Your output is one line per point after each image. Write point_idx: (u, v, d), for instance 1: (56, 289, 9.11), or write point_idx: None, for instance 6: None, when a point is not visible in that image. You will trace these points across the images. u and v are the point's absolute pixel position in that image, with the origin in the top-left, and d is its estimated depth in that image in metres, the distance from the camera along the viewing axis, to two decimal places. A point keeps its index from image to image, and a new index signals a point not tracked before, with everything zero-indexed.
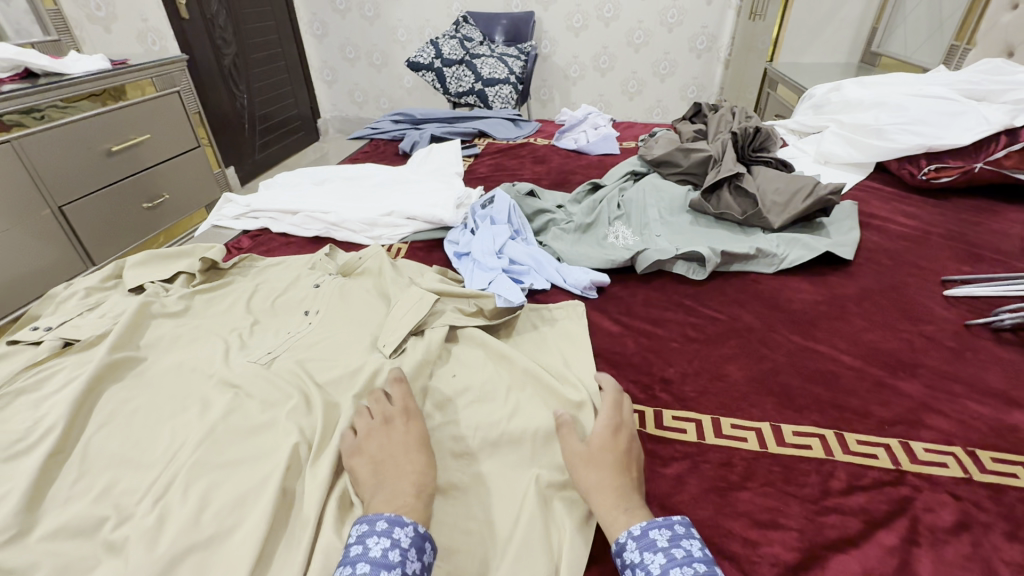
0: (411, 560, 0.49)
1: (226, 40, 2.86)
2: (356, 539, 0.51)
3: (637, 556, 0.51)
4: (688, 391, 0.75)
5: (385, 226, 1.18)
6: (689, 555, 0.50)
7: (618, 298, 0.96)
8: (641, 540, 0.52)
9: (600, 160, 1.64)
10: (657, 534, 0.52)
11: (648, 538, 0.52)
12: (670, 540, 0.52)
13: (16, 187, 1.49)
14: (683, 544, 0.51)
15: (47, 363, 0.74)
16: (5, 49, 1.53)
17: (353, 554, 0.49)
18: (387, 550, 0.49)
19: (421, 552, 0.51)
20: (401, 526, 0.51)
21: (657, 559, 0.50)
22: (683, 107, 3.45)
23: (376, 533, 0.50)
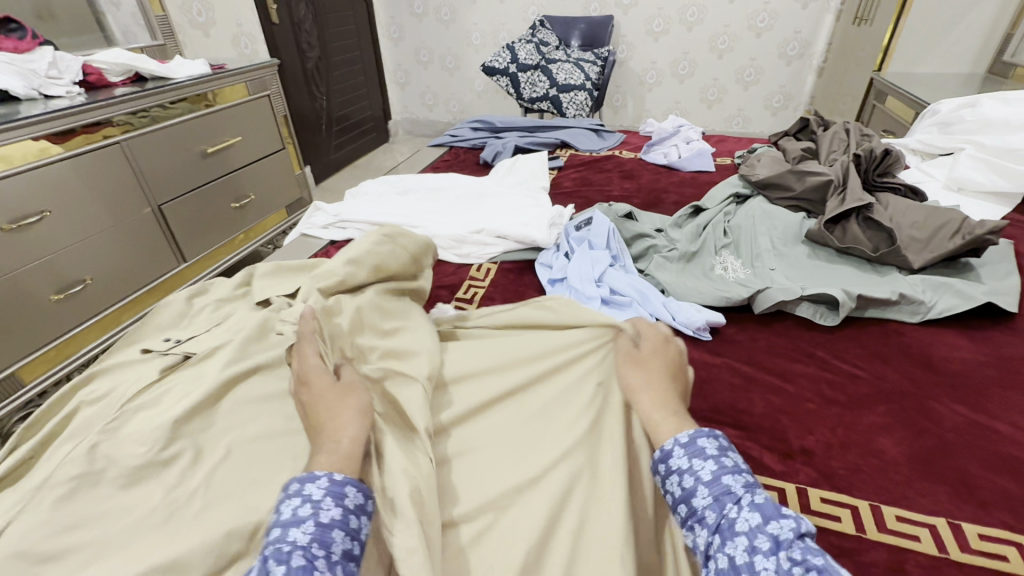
0: (325, 507, 0.46)
1: (310, 44, 2.96)
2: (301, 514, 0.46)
3: (685, 462, 0.51)
4: (836, 468, 0.64)
5: (474, 244, 1.13)
6: (737, 465, 0.50)
7: (736, 342, 0.86)
8: (689, 448, 0.51)
9: (694, 178, 1.53)
10: (707, 443, 0.51)
11: (697, 446, 0.52)
12: (719, 450, 0.51)
13: (121, 185, 1.57)
14: (731, 455, 0.51)
15: (168, 378, 0.69)
16: (121, 55, 1.62)
17: (268, 523, 0.46)
18: (297, 509, 0.46)
19: (340, 498, 0.47)
20: (316, 486, 0.48)
21: (708, 465, 0.49)
22: (766, 117, 3.23)
23: (323, 478, 0.48)
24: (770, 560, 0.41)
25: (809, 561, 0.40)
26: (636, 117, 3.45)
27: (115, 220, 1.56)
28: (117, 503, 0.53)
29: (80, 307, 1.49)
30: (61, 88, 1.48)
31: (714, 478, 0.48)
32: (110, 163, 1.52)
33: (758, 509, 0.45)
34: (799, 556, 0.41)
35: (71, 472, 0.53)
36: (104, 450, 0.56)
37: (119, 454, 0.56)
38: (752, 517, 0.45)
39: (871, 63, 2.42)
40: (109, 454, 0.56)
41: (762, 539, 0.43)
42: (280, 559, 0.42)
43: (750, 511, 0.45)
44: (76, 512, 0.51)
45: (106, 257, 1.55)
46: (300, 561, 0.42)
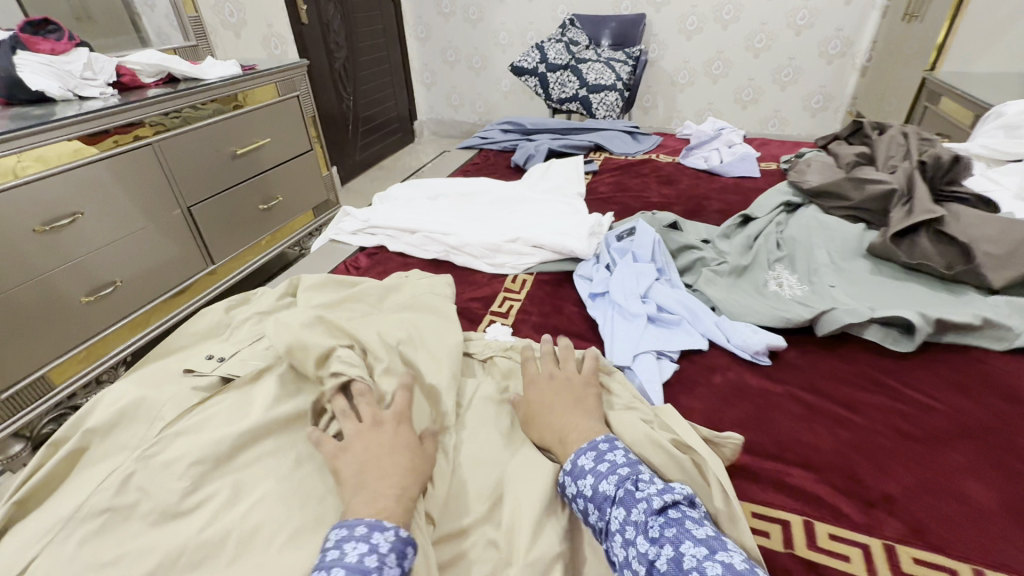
0: (388, 567, 0.47)
1: (338, 45, 2.95)
2: (333, 543, 0.48)
3: (574, 485, 0.56)
4: (924, 519, 0.57)
5: (508, 253, 1.08)
6: (613, 465, 0.56)
7: (798, 367, 0.79)
8: (573, 472, 0.57)
9: (737, 183, 1.45)
10: (584, 460, 0.57)
11: (578, 466, 0.57)
12: (594, 459, 0.57)
13: (152, 187, 1.56)
14: (607, 458, 0.56)
15: (206, 402, 0.65)
16: (154, 56, 1.61)
17: (329, 559, 0.47)
18: (364, 557, 0.46)
19: (401, 558, 0.48)
20: (380, 532, 0.49)
21: (587, 480, 0.55)
22: (805, 118, 3.10)
23: (391, 531, 0.49)
24: (636, 548, 0.49)
25: (662, 537, 0.48)
26: (666, 118, 3.36)
27: (145, 222, 1.56)
28: (146, 542, 0.51)
29: (110, 309, 1.49)
30: (96, 89, 1.48)
31: (592, 492, 0.54)
32: (141, 165, 1.52)
33: (624, 503, 0.52)
34: (654, 535, 0.49)
35: (106, 503, 0.52)
36: (140, 480, 0.55)
37: (155, 487, 0.55)
38: (620, 514, 0.52)
39: (923, 62, 2.29)
40: (142, 485, 0.54)
41: (630, 531, 0.50)
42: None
43: (619, 508, 0.52)
44: (106, 551, 0.50)
45: (137, 259, 1.55)
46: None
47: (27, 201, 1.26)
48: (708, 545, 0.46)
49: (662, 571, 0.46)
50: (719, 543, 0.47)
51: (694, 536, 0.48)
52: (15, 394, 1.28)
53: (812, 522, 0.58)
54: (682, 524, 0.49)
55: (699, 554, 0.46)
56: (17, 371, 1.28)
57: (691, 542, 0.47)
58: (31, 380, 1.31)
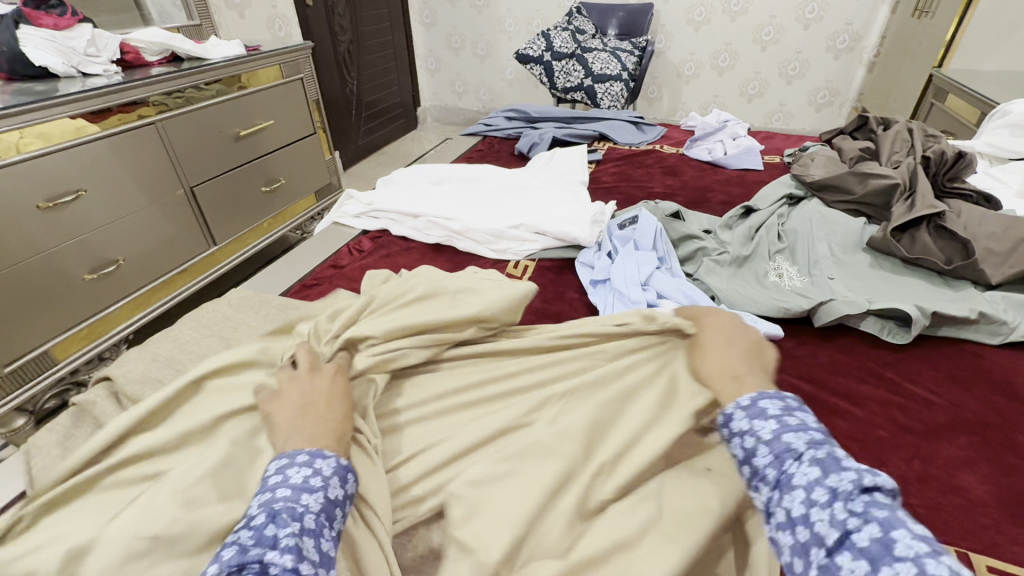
0: (333, 486, 0.47)
1: (343, 28, 2.93)
2: (274, 471, 0.47)
3: (746, 424, 0.48)
4: (915, 506, 0.58)
5: (511, 239, 1.08)
6: (804, 424, 0.46)
7: (795, 358, 0.80)
8: (751, 410, 0.49)
9: (741, 176, 1.45)
10: (770, 404, 0.48)
11: (758, 408, 0.49)
12: (781, 410, 0.47)
13: (155, 166, 1.56)
14: (797, 415, 0.47)
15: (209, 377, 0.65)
16: (158, 34, 1.59)
17: (271, 483, 0.45)
18: (308, 477, 0.46)
19: (344, 481, 0.48)
20: (322, 458, 0.48)
21: (769, 424, 0.46)
22: (810, 113, 3.08)
23: (332, 458, 0.49)
24: (828, 511, 0.38)
25: (868, 512, 0.37)
26: (671, 109, 3.33)
27: (148, 201, 1.56)
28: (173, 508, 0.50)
29: (112, 287, 1.50)
30: (99, 66, 1.46)
31: (771, 437, 0.45)
32: (144, 144, 1.51)
33: (814, 465, 0.42)
34: (857, 508, 0.37)
35: None
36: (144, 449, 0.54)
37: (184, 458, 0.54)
38: (809, 471, 0.41)
39: (932, 58, 2.27)
40: None
41: (819, 491, 0.40)
42: (293, 516, 0.42)
43: (808, 465, 0.42)
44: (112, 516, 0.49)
45: (138, 238, 1.55)
46: (312, 524, 0.42)
47: (29, 178, 1.26)
48: (933, 544, 0.34)
49: (861, 546, 0.35)
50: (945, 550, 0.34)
51: (912, 525, 0.35)
52: (16, 369, 1.29)
53: None
54: (894, 510, 0.37)
55: (916, 546, 0.34)
56: (18, 348, 1.29)
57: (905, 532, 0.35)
58: (33, 356, 1.32)
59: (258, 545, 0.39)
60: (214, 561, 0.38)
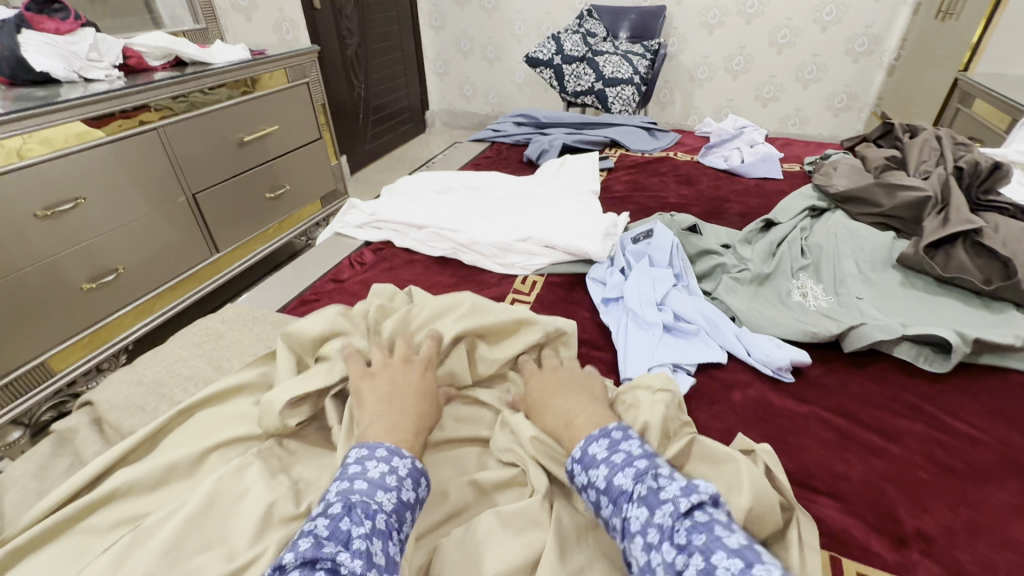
0: (406, 489, 0.46)
1: (351, 31, 2.90)
2: (353, 459, 0.48)
3: (585, 477, 0.50)
4: (965, 562, 0.53)
5: (519, 253, 1.03)
6: (628, 457, 0.49)
7: (824, 387, 0.74)
8: (583, 461, 0.50)
9: (758, 185, 1.39)
10: (595, 448, 0.51)
11: (589, 455, 0.51)
12: (608, 449, 0.50)
13: (157, 172, 1.53)
14: (621, 449, 0.50)
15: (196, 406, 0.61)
16: (162, 38, 1.56)
17: (350, 471, 0.46)
18: (385, 475, 0.46)
19: (417, 483, 0.48)
20: (400, 457, 0.48)
21: (601, 471, 0.48)
22: (827, 118, 3.00)
23: (409, 459, 0.49)
24: (661, 554, 0.41)
25: (690, 544, 0.41)
26: (683, 114, 3.27)
27: (149, 208, 1.53)
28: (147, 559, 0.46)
29: (112, 296, 1.47)
30: (101, 71, 1.43)
31: (606, 485, 0.47)
32: (147, 150, 1.49)
33: (645, 502, 0.45)
34: (682, 541, 0.41)
35: None
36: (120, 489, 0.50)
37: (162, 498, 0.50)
38: (641, 513, 0.44)
39: (957, 62, 2.19)
40: None
41: (652, 534, 0.43)
42: (366, 514, 0.42)
43: (639, 507, 0.45)
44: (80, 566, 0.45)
45: (138, 246, 1.52)
46: (383, 525, 0.42)
47: (28, 185, 1.23)
48: (744, 557, 0.39)
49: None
50: (756, 554, 0.40)
51: (726, 545, 0.40)
52: (13, 380, 1.26)
53: (840, 558, 0.53)
54: (712, 529, 0.42)
55: (734, 567, 0.38)
56: (15, 359, 1.26)
57: (724, 552, 0.40)
58: (31, 367, 1.30)
59: (331, 541, 0.40)
60: (290, 550, 0.39)
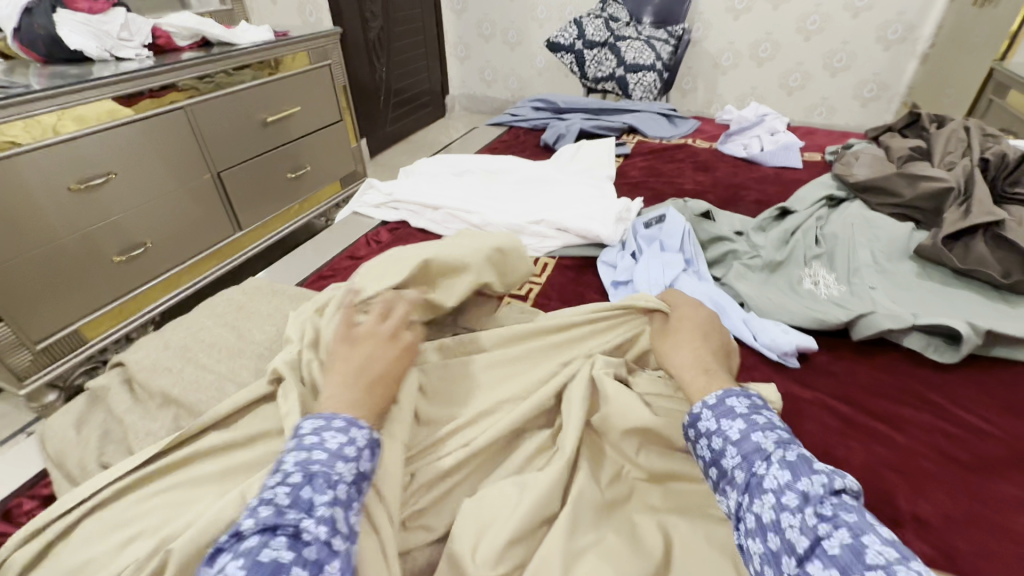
0: (365, 459, 0.46)
1: (373, 14, 2.91)
2: (309, 430, 0.46)
3: (713, 424, 0.49)
4: (959, 546, 0.53)
5: (531, 235, 1.05)
6: (770, 422, 0.47)
7: (830, 374, 0.75)
8: (717, 408, 0.50)
9: (777, 174, 1.38)
10: (736, 401, 0.50)
11: (725, 407, 0.50)
12: (749, 407, 0.49)
13: (184, 150, 1.58)
14: (764, 414, 0.48)
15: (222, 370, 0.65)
16: (189, 19, 1.60)
17: (307, 442, 0.45)
18: (343, 445, 0.45)
19: (377, 452, 0.48)
20: (358, 427, 0.48)
21: (737, 424, 0.48)
22: (855, 109, 2.92)
23: (367, 429, 0.48)
24: (798, 517, 0.40)
25: (838, 518, 0.38)
26: (705, 102, 3.22)
27: (176, 185, 1.57)
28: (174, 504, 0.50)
29: (141, 268, 1.53)
30: (131, 50, 1.48)
31: (741, 437, 0.46)
32: (174, 128, 1.53)
33: (788, 466, 0.43)
34: (827, 513, 0.39)
35: None
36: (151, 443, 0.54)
37: None
38: (782, 474, 0.43)
39: (992, 51, 2.11)
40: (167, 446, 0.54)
41: (790, 497, 0.41)
42: (328, 483, 0.42)
43: (780, 469, 0.43)
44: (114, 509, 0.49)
45: (166, 221, 1.57)
46: (343, 495, 0.43)
47: (59, 160, 1.27)
48: (901, 550, 0.35)
49: (832, 555, 0.36)
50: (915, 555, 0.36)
51: (881, 532, 0.37)
52: (50, 345, 1.33)
53: None
54: (863, 515, 0.39)
55: (889, 555, 0.35)
56: (51, 325, 1.33)
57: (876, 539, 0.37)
58: (66, 333, 1.36)
59: (293, 509, 0.40)
60: (248, 519, 0.39)
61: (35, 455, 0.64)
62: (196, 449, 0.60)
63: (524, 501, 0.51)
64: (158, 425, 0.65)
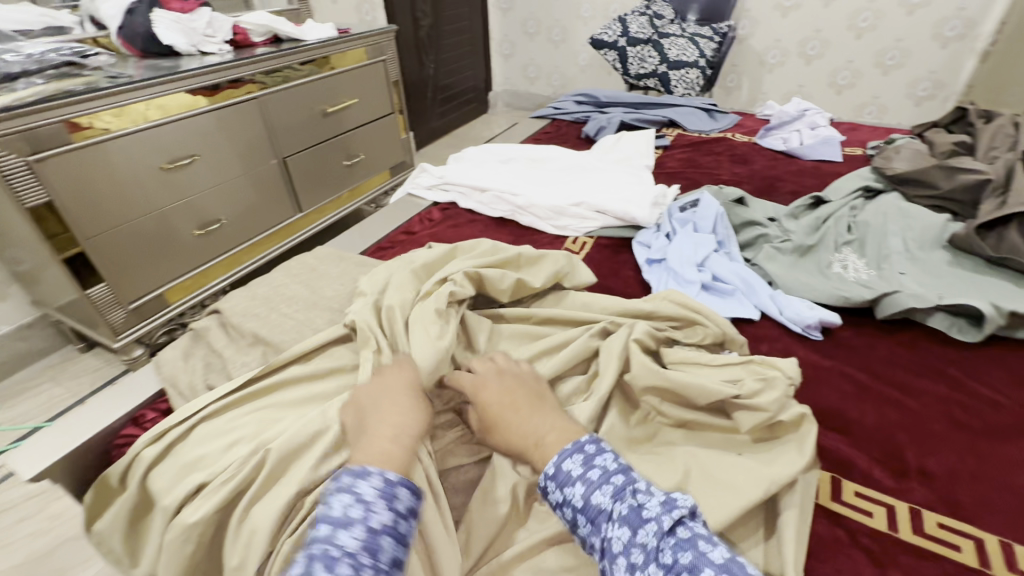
0: (376, 512, 0.49)
1: (424, 12, 3.05)
2: (323, 496, 0.50)
3: (559, 494, 0.52)
4: (960, 495, 0.58)
5: (572, 216, 1.13)
6: (604, 472, 0.52)
7: (850, 347, 0.79)
8: (557, 478, 0.53)
9: (815, 167, 1.40)
10: (569, 464, 0.53)
11: (563, 472, 0.53)
12: (582, 465, 0.53)
13: (256, 136, 1.73)
14: (596, 464, 0.52)
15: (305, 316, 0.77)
16: (264, 17, 1.75)
17: (316, 516, 0.49)
18: (348, 509, 0.48)
19: (391, 499, 0.50)
20: (364, 480, 0.50)
21: (578, 489, 0.51)
22: (908, 108, 2.83)
23: (375, 479, 0.51)
24: (645, 574, 0.44)
25: (676, 563, 0.44)
26: (749, 100, 3.20)
27: (247, 168, 1.73)
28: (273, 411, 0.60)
29: (215, 242, 1.69)
30: (214, 46, 1.64)
31: (584, 503, 0.50)
32: (248, 116, 1.69)
33: (625, 521, 0.48)
34: (668, 561, 0.44)
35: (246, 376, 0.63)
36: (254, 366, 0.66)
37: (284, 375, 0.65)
38: (623, 533, 0.47)
39: None
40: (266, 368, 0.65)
41: (635, 555, 0.45)
42: (330, 560, 0.45)
43: (620, 527, 0.48)
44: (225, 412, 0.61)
45: (238, 201, 1.73)
46: (348, 569, 0.45)
47: (153, 142, 1.44)
48: (729, 573, 0.42)
49: None
50: (738, 564, 0.44)
51: (712, 560, 0.43)
52: (139, 306, 1.50)
53: (841, 479, 0.60)
54: (695, 544, 0.45)
55: None
56: (139, 289, 1.50)
57: (710, 568, 0.43)
58: (152, 296, 1.53)
59: None
60: None
61: (153, 379, 0.77)
62: (283, 377, 0.71)
63: (560, 426, 0.58)
64: (251, 359, 0.76)
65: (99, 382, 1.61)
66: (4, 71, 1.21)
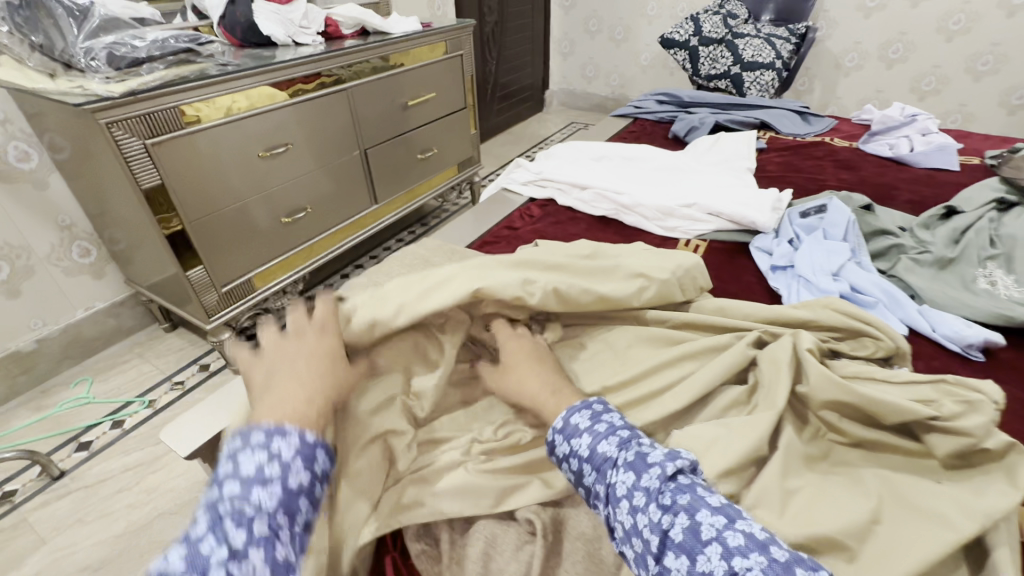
0: (296, 471, 0.44)
1: (491, 9, 3.05)
2: (228, 453, 0.44)
3: (567, 447, 0.53)
4: None
5: (682, 218, 1.09)
6: (610, 426, 0.53)
7: (1020, 371, 0.73)
8: (565, 431, 0.54)
9: (930, 175, 1.32)
10: (578, 418, 0.54)
11: (571, 425, 0.54)
12: (590, 419, 0.54)
13: (343, 128, 1.76)
14: (603, 419, 0.54)
15: None
16: (354, 10, 1.77)
17: (221, 473, 0.43)
18: (261, 466, 0.43)
19: (310, 461, 0.45)
20: (281, 436, 0.45)
21: (584, 440, 0.52)
22: (1000, 117, 2.64)
23: (293, 436, 0.45)
24: (647, 515, 0.45)
25: (676, 504, 0.45)
26: (821, 105, 3.07)
27: (334, 158, 1.76)
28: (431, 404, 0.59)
29: (299, 231, 1.73)
30: (308, 37, 1.67)
31: (590, 453, 0.51)
32: (337, 106, 1.71)
33: (631, 467, 0.49)
34: (667, 502, 0.45)
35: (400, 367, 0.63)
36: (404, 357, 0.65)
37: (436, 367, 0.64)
38: (626, 478, 0.48)
39: None
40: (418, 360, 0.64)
41: (638, 497, 0.46)
42: (240, 522, 0.40)
43: (625, 473, 0.48)
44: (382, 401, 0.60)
45: (322, 190, 1.76)
46: (262, 528, 0.40)
47: (255, 130, 1.48)
48: (727, 514, 0.44)
49: (679, 543, 0.43)
50: (736, 511, 0.44)
51: (710, 503, 0.45)
52: (231, 289, 1.55)
53: None
54: (694, 490, 0.46)
55: (717, 523, 0.43)
56: (232, 272, 1.54)
57: (707, 510, 0.44)
58: (242, 280, 1.58)
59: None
60: None
61: None
62: None
63: (736, 439, 0.55)
64: None
65: (183, 362, 1.66)
66: (132, 56, 1.26)
